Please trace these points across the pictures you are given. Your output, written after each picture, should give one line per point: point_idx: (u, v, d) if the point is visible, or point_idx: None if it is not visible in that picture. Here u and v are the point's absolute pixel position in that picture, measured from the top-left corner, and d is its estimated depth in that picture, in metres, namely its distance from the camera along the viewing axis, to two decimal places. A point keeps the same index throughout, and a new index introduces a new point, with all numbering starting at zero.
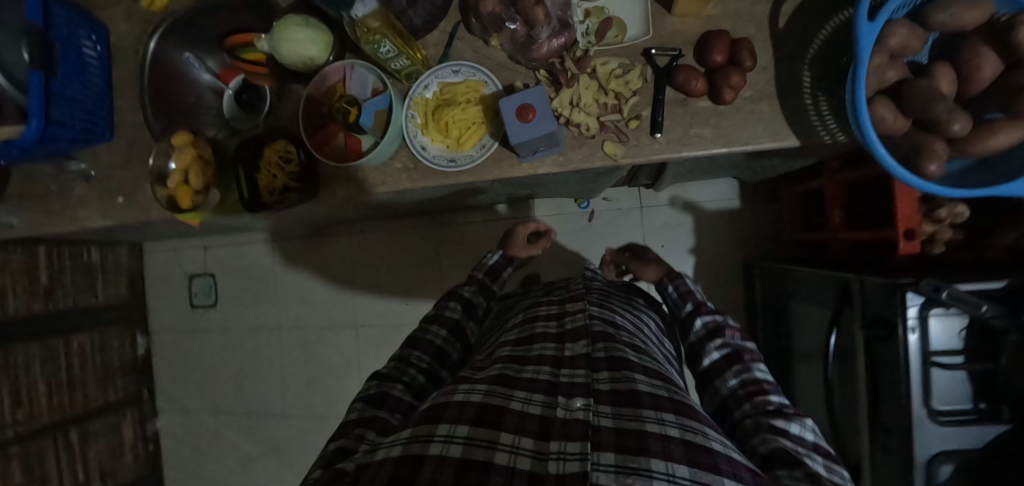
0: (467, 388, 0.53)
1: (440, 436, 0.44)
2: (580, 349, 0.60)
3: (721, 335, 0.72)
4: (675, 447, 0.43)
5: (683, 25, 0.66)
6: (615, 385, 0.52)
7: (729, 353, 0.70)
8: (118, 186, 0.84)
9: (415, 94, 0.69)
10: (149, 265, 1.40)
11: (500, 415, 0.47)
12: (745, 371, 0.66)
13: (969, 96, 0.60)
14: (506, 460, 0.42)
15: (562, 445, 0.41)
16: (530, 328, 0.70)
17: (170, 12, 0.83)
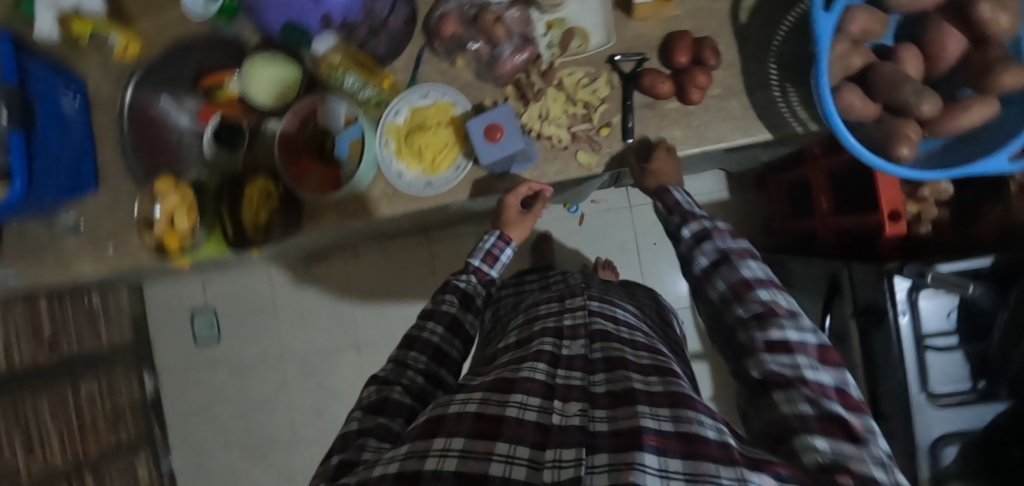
0: (464, 397, 0.46)
1: (435, 451, 0.38)
2: (577, 350, 0.53)
3: (692, 224, 0.58)
4: (671, 445, 0.36)
5: (645, 28, 0.66)
6: (613, 387, 0.46)
7: (704, 241, 0.56)
8: (107, 235, 0.84)
9: (386, 120, 0.69)
10: (150, 305, 1.41)
11: (499, 424, 0.40)
12: (733, 272, 0.53)
13: (937, 75, 0.60)
14: (502, 471, 0.36)
15: (558, 452, 0.36)
16: (532, 323, 0.63)
17: (142, 59, 0.83)
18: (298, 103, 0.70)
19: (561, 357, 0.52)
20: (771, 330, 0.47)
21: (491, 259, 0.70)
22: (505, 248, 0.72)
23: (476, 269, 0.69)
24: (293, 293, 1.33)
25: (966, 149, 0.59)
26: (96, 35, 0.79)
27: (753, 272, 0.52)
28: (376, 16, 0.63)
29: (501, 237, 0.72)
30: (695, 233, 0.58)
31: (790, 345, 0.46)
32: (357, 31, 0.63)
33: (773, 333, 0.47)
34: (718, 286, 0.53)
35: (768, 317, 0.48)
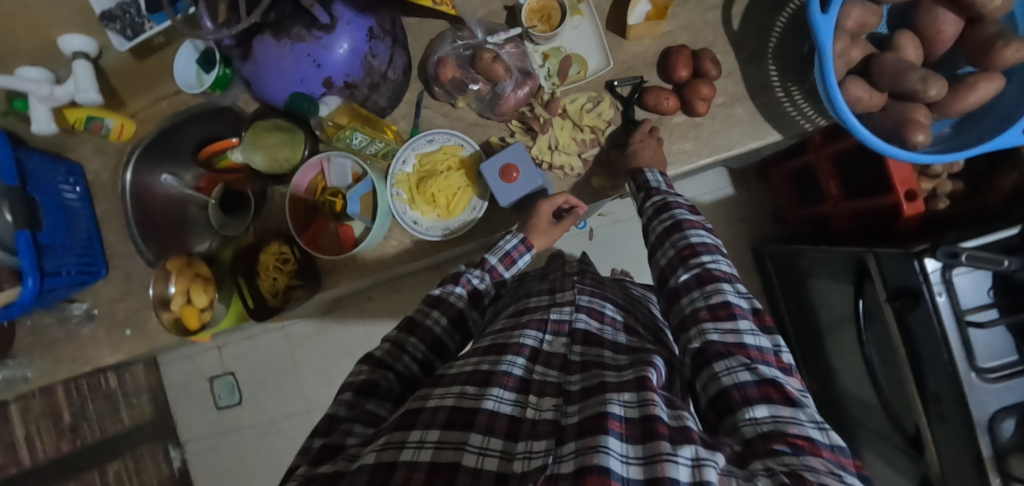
0: (443, 388, 0.41)
1: (411, 442, 0.34)
2: (558, 348, 0.46)
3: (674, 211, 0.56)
4: (635, 431, 0.33)
5: (641, 47, 0.66)
6: (587, 381, 0.40)
7: (678, 227, 0.54)
8: (123, 319, 0.83)
9: (395, 171, 0.69)
10: (166, 377, 1.38)
11: (474, 415, 0.36)
12: (695, 259, 0.50)
13: (937, 56, 0.60)
14: (474, 463, 0.33)
15: (529, 444, 0.34)
16: (517, 311, 0.54)
17: (138, 138, 0.83)
18: (309, 162, 0.70)
19: (541, 353, 0.45)
20: (714, 300, 0.45)
21: (507, 262, 0.62)
22: (523, 256, 0.63)
23: (491, 268, 0.61)
24: (310, 346, 1.31)
25: (977, 125, 0.60)
26: (91, 123, 0.77)
27: (708, 253, 0.50)
28: (376, 71, 0.61)
29: (522, 241, 0.63)
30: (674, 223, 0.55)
31: (737, 323, 0.43)
32: (359, 89, 0.62)
33: (719, 305, 0.44)
34: (681, 273, 0.50)
35: (713, 291, 0.46)
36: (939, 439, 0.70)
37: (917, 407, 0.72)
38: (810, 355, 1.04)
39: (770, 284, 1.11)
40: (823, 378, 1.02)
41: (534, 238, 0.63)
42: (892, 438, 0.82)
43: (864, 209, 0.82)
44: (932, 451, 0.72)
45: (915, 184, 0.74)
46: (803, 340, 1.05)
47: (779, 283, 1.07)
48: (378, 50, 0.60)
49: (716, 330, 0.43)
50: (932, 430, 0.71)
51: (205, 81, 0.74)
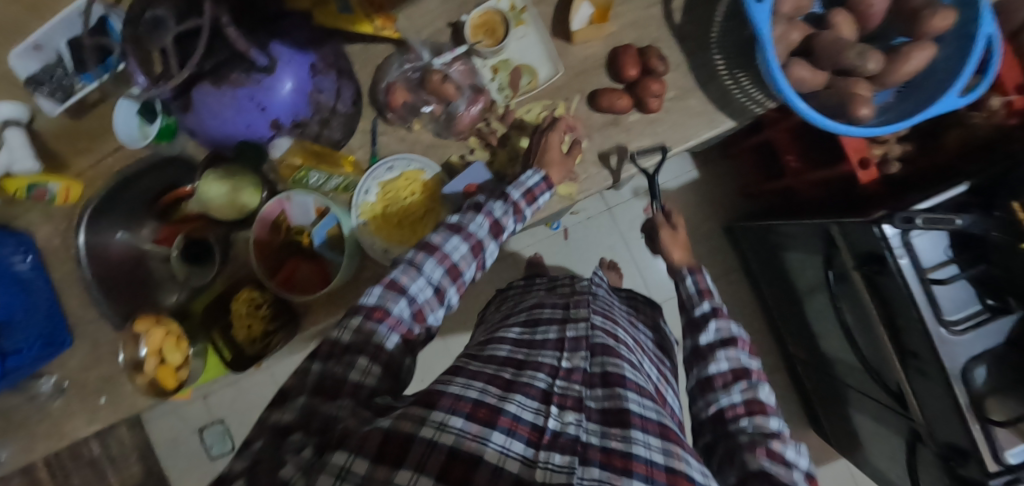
0: (464, 379, 0.46)
1: (432, 421, 0.39)
2: (578, 362, 0.49)
3: (696, 275, 0.65)
4: (659, 475, 0.39)
5: (588, 50, 0.67)
6: (607, 404, 0.45)
7: (703, 289, 0.63)
8: (96, 387, 0.79)
9: (358, 202, 0.66)
10: (152, 434, 1.31)
11: (495, 415, 0.40)
12: (722, 321, 0.59)
13: (872, 28, 0.62)
14: (496, 459, 0.37)
15: (550, 455, 0.38)
16: (533, 326, 0.59)
17: (86, 199, 0.79)
18: (269, 203, 0.67)
19: (562, 369, 0.48)
20: (744, 387, 0.53)
21: (477, 251, 0.54)
22: (541, 196, 0.59)
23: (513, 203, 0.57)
24: None
25: (916, 92, 0.62)
26: (34, 190, 0.71)
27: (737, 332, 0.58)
28: (324, 106, 0.60)
29: (544, 180, 0.59)
30: (694, 282, 0.64)
31: (761, 402, 0.52)
32: (309, 127, 0.61)
33: (749, 392, 0.53)
34: (703, 333, 0.58)
35: (743, 378, 0.54)
36: (920, 392, 0.73)
37: (895, 365, 0.75)
38: (792, 324, 1.07)
39: (748, 263, 1.15)
40: (807, 345, 1.05)
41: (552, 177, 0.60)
42: (878, 396, 0.85)
43: (822, 179, 0.85)
44: (915, 405, 0.75)
45: (868, 151, 0.76)
46: (786, 318, 1.09)
47: (755, 263, 1.11)
48: (324, 85, 0.59)
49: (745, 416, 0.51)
50: (912, 384, 0.74)
51: (149, 132, 0.71)
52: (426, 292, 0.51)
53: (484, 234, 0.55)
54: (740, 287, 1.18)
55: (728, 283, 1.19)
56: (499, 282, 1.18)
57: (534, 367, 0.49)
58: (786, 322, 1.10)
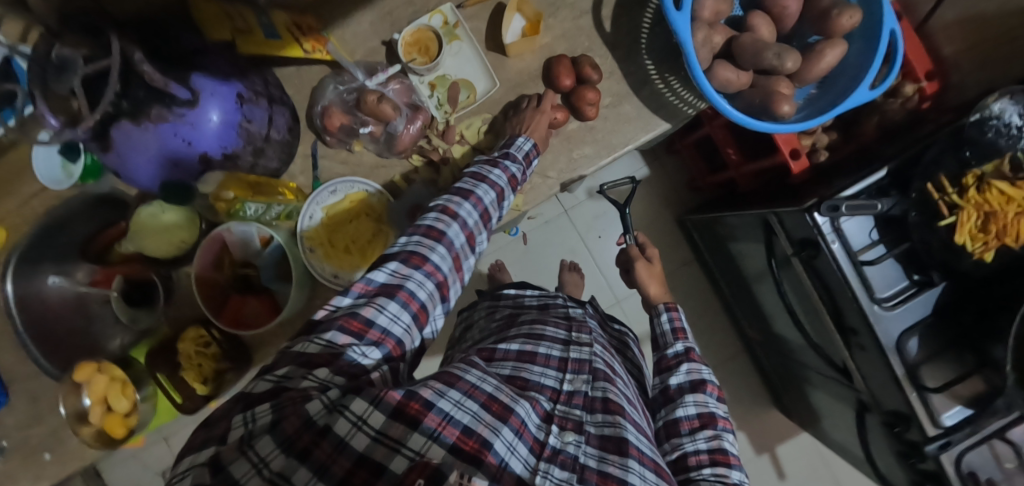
0: (479, 372, 0.45)
1: (450, 396, 0.39)
2: (579, 385, 0.52)
3: (670, 313, 0.70)
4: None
5: (523, 62, 0.68)
6: (605, 431, 0.46)
7: (678, 329, 0.68)
8: (38, 444, 0.75)
9: (303, 227, 0.65)
10: (111, 483, 1.26)
11: (508, 412, 0.41)
12: (693, 364, 0.62)
13: (789, 27, 0.66)
14: (504, 453, 0.37)
15: (550, 467, 0.40)
16: (535, 338, 0.58)
17: (11, 247, 0.75)
18: (206, 240, 0.65)
19: (563, 392, 0.50)
20: (710, 433, 0.54)
21: (457, 265, 0.51)
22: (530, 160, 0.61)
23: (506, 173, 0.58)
24: None
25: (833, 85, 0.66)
26: None
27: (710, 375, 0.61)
28: (256, 136, 0.58)
29: (533, 146, 0.61)
30: (669, 321, 0.69)
31: (725, 453, 0.53)
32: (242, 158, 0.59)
33: (715, 440, 0.54)
34: (676, 373, 0.61)
35: (709, 426, 0.55)
36: (863, 366, 0.77)
37: (839, 342, 0.79)
38: (745, 308, 1.11)
39: (704, 259, 1.18)
40: (763, 328, 1.09)
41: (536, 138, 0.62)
42: (828, 372, 0.89)
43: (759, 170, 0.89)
44: (859, 378, 0.79)
45: (798, 142, 0.80)
46: (742, 310, 1.13)
47: (710, 260, 1.15)
48: (254, 114, 0.57)
49: (705, 450, 0.53)
50: (855, 359, 0.78)
51: (72, 171, 0.71)
52: (426, 296, 0.47)
53: (461, 242, 0.51)
54: (697, 277, 1.22)
55: (684, 274, 1.22)
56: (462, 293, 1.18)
57: (539, 385, 0.50)
58: (743, 314, 1.14)
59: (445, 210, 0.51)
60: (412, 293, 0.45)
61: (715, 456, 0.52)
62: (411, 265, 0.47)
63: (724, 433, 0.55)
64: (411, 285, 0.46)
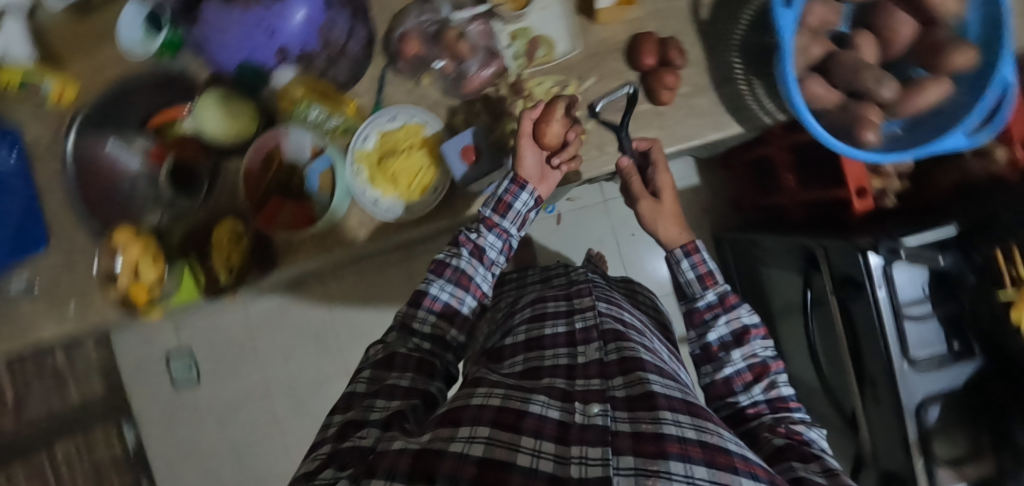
0: (486, 389, 0.47)
1: (460, 436, 0.40)
2: (593, 355, 0.53)
3: (693, 256, 0.65)
4: (694, 452, 0.38)
5: (608, 32, 0.66)
6: (631, 390, 0.46)
7: (704, 273, 0.64)
8: (66, 294, 0.79)
9: (355, 147, 0.66)
10: (119, 355, 1.32)
11: (520, 418, 0.42)
12: (732, 313, 0.62)
13: (894, 56, 0.62)
14: (528, 463, 0.38)
15: (584, 450, 0.38)
16: (540, 318, 0.64)
17: (80, 104, 0.77)
18: (265, 135, 0.66)
19: (578, 366, 0.52)
20: (766, 385, 0.59)
21: (464, 285, 0.63)
22: (517, 195, 0.63)
23: (484, 220, 0.63)
24: (273, 325, 1.29)
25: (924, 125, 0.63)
26: (28, 85, 0.74)
27: (754, 321, 0.62)
28: (334, 44, 0.62)
29: (513, 181, 0.63)
30: (693, 266, 0.65)
31: (785, 400, 0.57)
32: None
33: (772, 391, 0.58)
34: (711, 332, 0.62)
35: (762, 377, 0.59)
36: (873, 421, 0.74)
37: (854, 392, 0.76)
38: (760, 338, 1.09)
39: (729, 278, 1.14)
40: None
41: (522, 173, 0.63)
42: (833, 420, 0.86)
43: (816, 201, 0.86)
44: (865, 431, 0.76)
45: (868, 180, 0.77)
46: None
47: (737, 277, 1.11)
48: (336, 21, 0.61)
49: (765, 400, 0.58)
50: (866, 413, 0.75)
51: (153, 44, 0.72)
52: (433, 325, 0.61)
53: (469, 261, 0.63)
54: None
55: None
56: None
57: (551, 374, 0.51)
58: None
59: (436, 270, 0.63)
60: (421, 336, 0.61)
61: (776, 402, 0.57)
62: (413, 321, 0.61)
63: (777, 376, 0.59)
64: (391, 379, 0.54)
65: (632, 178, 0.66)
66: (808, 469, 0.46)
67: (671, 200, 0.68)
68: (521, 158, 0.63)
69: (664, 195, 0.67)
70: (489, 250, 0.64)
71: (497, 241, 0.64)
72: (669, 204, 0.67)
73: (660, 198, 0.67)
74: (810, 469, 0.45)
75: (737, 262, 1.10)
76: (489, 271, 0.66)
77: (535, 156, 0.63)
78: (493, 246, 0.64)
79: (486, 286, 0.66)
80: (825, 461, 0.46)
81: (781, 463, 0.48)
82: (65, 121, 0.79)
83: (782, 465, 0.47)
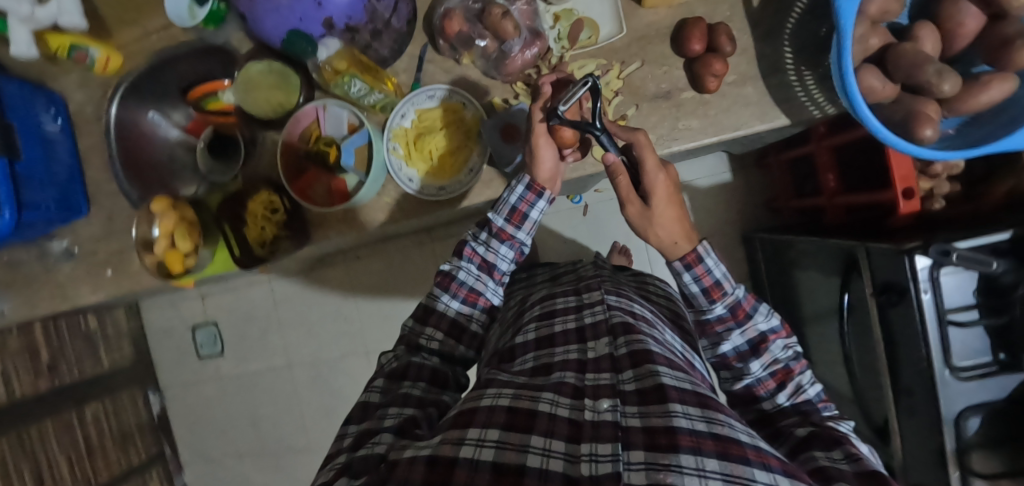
0: (495, 390, 0.47)
1: (470, 439, 0.39)
2: (603, 350, 0.52)
3: (694, 269, 0.57)
4: (706, 445, 0.36)
5: (656, 16, 0.64)
6: (642, 384, 0.45)
7: (709, 285, 0.57)
8: (105, 258, 0.80)
9: (393, 125, 0.66)
10: (149, 323, 1.36)
11: (532, 419, 0.41)
12: (745, 323, 0.59)
13: (957, 49, 0.59)
14: (539, 464, 0.36)
15: (594, 447, 0.37)
16: (548, 317, 0.63)
17: (125, 73, 0.79)
18: (302, 110, 0.68)
19: (589, 361, 0.51)
20: (790, 390, 0.58)
21: (472, 300, 0.63)
22: (534, 202, 0.60)
23: (499, 231, 0.62)
24: (296, 302, 1.29)
25: (985, 125, 0.60)
26: (76, 52, 0.73)
27: (769, 328, 0.60)
28: (378, 17, 0.58)
29: (530, 188, 0.60)
30: (696, 279, 0.57)
31: (811, 402, 0.57)
32: (359, 35, 0.59)
33: (797, 395, 0.57)
34: (725, 343, 0.61)
35: (786, 382, 0.58)
36: (907, 431, 0.71)
37: (888, 400, 0.74)
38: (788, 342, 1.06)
39: (759, 276, 1.12)
40: None
41: (538, 180, 0.61)
42: (862, 428, 0.84)
43: (859, 204, 0.83)
44: (897, 440, 0.74)
45: (915, 181, 0.74)
46: None
47: (767, 276, 1.09)
48: None
49: (791, 405, 0.57)
50: (900, 422, 0.73)
51: (198, 15, 0.69)
52: (441, 343, 0.61)
53: (477, 275, 0.63)
54: None
55: None
56: None
57: (561, 369, 0.50)
58: None
59: (442, 282, 0.63)
60: (428, 353, 0.60)
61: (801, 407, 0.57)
62: (419, 338, 0.61)
63: (800, 378, 0.58)
64: (403, 387, 0.53)
65: (619, 178, 0.56)
66: (831, 458, 0.44)
67: (670, 204, 0.55)
68: (539, 158, 0.60)
69: (654, 206, 0.55)
70: (501, 261, 0.63)
71: (509, 250, 0.63)
72: (667, 211, 0.55)
73: (650, 206, 0.55)
74: (833, 457, 0.43)
75: (769, 263, 1.07)
76: (498, 284, 0.65)
77: (553, 154, 0.60)
78: (505, 257, 0.63)
79: (495, 299, 0.66)
80: (848, 447, 0.44)
81: (807, 450, 0.47)
82: (110, 89, 0.80)
83: (806, 453, 0.46)
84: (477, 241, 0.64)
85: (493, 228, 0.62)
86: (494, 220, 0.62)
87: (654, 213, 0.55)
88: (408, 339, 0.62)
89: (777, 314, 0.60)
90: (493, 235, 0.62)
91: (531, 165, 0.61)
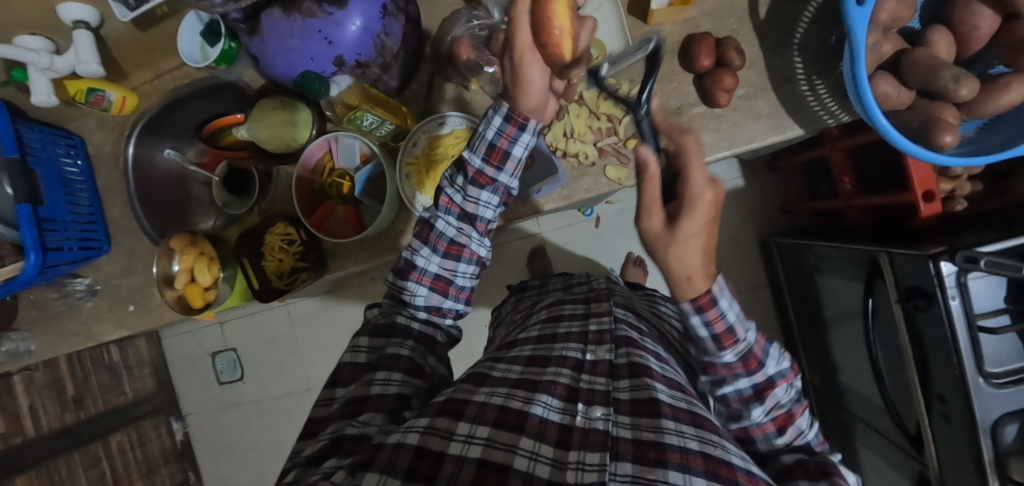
0: (489, 387, 0.46)
1: (460, 434, 0.40)
2: (602, 355, 0.52)
3: (706, 313, 0.45)
4: (695, 463, 0.38)
5: (662, 33, 0.65)
6: (637, 394, 0.45)
7: (721, 331, 0.47)
8: (127, 294, 0.81)
9: (405, 153, 0.67)
10: (169, 352, 1.38)
11: (523, 419, 0.41)
12: (756, 373, 0.52)
13: (973, 50, 0.59)
14: (525, 466, 0.38)
15: (582, 455, 0.38)
16: (554, 320, 0.62)
17: (140, 112, 0.80)
18: (320, 138, 0.68)
19: (586, 362, 0.51)
20: (790, 434, 0.55)
21: (455, 254, 0.58)
22: (517, 137, 0.51)
23: (478, 174, 0.55)
24: (316, 322, 1.30)
25: (1004, 130, 0.59)
26: (93, 95, 0.73)
27: (777, 372, 0.53)
28: (388, 51, 0.58)
29: (509, 119, 0.51)
30: (707, 325, 0.45)
31: (809, 446, 0.56)
32: (370, 70, 0.60)
33: (795, 439, 0.55)
34: (726, 385, 0.53)
35: (787, 426, 0.55)
36: (940, 439, 0.69)
37: (920, 408, 0.72)
38: (812, 346, 1.05)
39: (778, 280, 1.11)
40: (825, 373, 1.02)
41: (521, 108, 0.50)
42: (895, 437, 0.82)
43: (881, 206, 0.82)
44: (931, 449, 0.72)
45: (935, 184, 0.74)
46: (808, 346, 1.06)
47: (785, 279, 1.08)
48: (391, 28, 0.57)
49: (785, 446, 0.55)
50: (933, 430, 0.71)
51: (209, 55, 0.69)
52: (427, 298, 0.59)
53: (458, 226, 0.58)
54: (764, 305, 1.17)
55: (753, 297, 1.17)
56: (522, 260, 1.18)
57: (557, 364, 0.50)
58: (806, 348, 1.07)
59: (422, 232, 0.58)
60: (416, 308, 0.59)
61: (798, 449, 0.55)
62: (403, 294, 0.59)
63: (800, 421, 0.56)
64: (391, 348, 0.54)
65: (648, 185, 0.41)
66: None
67: (701, 234, 0.39)
68: (526, 85, 0.47)
69: (684, 228, 0.39)
70: (483, 210, 0.57)
71: (492, 196, 0.56)
72: (693, 244, 0.39)
73: (676, 229, 0.39)
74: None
75: (786, 267, 1.06)
76: (485, 234, 0.60)
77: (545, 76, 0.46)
78: (488, 204, 0.57)
79: (483, 251, 0.60)
80: (834, 479, 0.49)
81: (791, 480, 0.51)
82: (126, 129, 0.82)
83: (792, 481, 0.50)
84: (454, 188, 0.57)
85: (470, 172, 0.55)
86: (471, 160, 0.54)
87: (677, 244, 0.39)
88: (393, 291, 0.61)
89: (787, 358, 0.54)
90: (471, 181, 0.55)
91: (516, 93, 0.48)
